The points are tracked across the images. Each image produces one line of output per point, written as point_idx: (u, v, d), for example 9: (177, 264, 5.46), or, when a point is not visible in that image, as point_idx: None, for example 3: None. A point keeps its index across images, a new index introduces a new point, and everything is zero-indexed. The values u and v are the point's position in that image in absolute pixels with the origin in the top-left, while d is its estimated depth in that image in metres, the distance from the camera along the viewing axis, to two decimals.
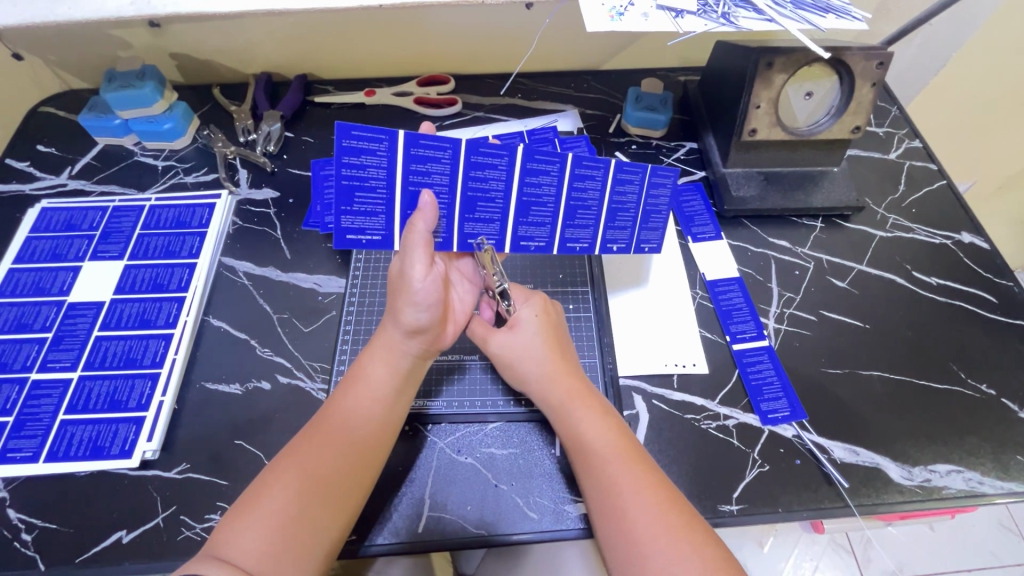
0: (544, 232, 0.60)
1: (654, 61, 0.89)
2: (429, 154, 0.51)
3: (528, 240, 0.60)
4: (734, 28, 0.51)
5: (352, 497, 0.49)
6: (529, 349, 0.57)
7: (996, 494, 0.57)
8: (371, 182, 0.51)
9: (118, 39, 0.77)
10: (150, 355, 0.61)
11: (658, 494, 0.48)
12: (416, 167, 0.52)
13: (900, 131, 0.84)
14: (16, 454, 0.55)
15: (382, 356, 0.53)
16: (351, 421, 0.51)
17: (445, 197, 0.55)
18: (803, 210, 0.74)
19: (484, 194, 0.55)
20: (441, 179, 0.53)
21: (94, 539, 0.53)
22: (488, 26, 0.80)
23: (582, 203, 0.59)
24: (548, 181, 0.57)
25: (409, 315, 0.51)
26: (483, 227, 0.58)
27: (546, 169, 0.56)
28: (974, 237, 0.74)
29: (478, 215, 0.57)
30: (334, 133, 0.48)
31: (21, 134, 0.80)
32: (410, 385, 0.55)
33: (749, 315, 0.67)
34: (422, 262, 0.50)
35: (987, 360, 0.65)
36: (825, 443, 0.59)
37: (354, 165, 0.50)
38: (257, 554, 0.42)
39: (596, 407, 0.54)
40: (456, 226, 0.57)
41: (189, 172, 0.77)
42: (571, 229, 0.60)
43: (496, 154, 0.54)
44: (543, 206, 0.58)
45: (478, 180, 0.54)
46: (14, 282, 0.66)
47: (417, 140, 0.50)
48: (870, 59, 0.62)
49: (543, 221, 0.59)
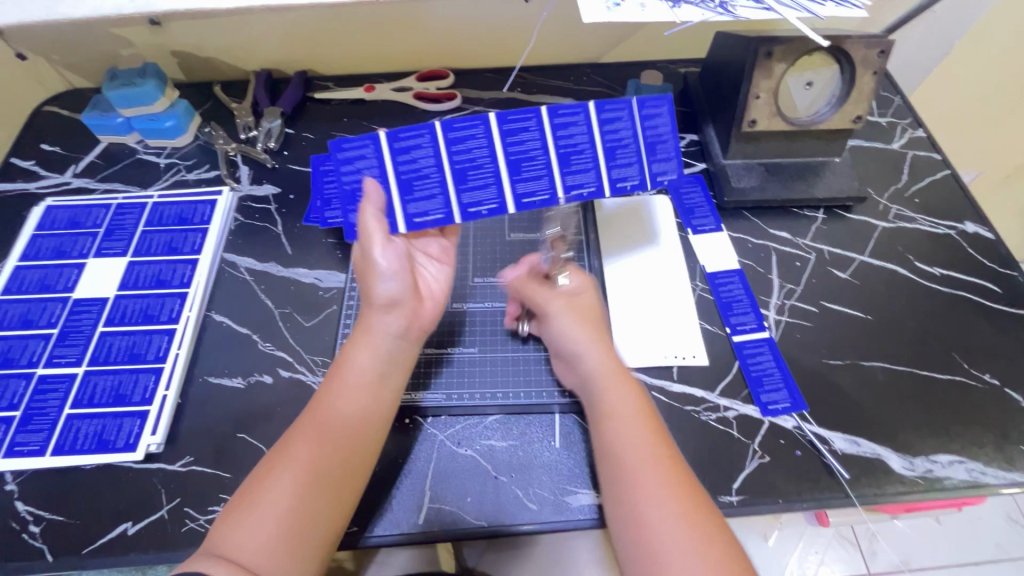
0: (591, 177, 0.55)
1: (653, 53, 0.89)
2: (465, 133, 0.52)
3: (578, 189, 0.55)
4: (732, 17, 0.51)
5: (348, 492, 0.49)
6: (591, 313, 0.59)
7: (1000, 484, 0.57)
8: (479, 159, 0.53)
9: (120, 38, 0.78)
10: (153, 349, 0.62)
11: (679, 490, 0.47)
12: (455, 149, 0.52)
13: (903, 121, 0.84)
14: (24, 447, 0.56)
15: (362, 343, 0.52)
16: (341, 412, 0.50)
17: (491, 165, 0.53)
18: (804, 200, 0.73)
19: (526, 155, 0.53)
20: (482, 153, 0.53)
21: (100, 531, 0.54)
22: (487, 19, 0.80)
23: (618, 142, 0.55)
24: (580, 129, 0.54)
25: (380, 287, 0.53)
26: (535, 184, 0.54)
27: (574, 119, 0.53)
28: (978, 226, 0.73)
29: (526, 174, 0.54)
30: (382, 140, 0.51)
31: (26, 134, 0.81)
32: (397, 369, 0.54)
33: (750, 307, 0.67)
34: (380, 238, 0.52)
35: (990, 349, 0.64)
36: (826, 434, 0.59)
37: (405, 159, 0.52)
38: (253, 551, 0.43)
39: (633, 393, 0.54)
40: (508, 189, 0.54)
41: (191, 169, 0.78)
42: (615, 169, 0.55)
43: (524, 117, 0.53)
44: (582, 153, 0.54)
45: (515, 144, 0.53)
46: (20, 279, 0.67)
47: (450, 124, 0.52)
48: (870, 47, 0.62)
49: (587, 166, 0.55)
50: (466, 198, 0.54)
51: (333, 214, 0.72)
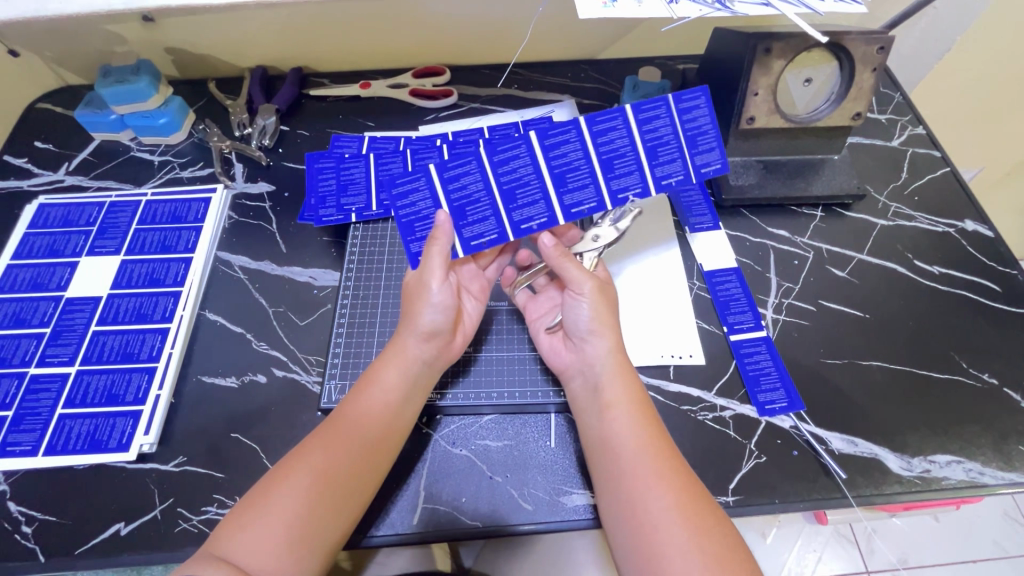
0: (636, 178, 0.57)
1: (651, 49, 0.88)
2: (509, 154, 0.55)
3: (624, 191, 0.57)
4: (730, 13, 0.50)
5: (354, 501, 0.48)
6: (613, 302, 0.57)
7: (998, 485, 0.56)
8: (524, 177, 0.56)
9: (113, 34, 0.77)
10: (146, 349, 0.62)
11: (679, 499, 0.46)
12: (502, 171, 0.56)
13: (904, 118, 0.83)
14: (16, 448, 0.56)
15: (395, 363, 0.54)
16: (360, 420, 0.50)
17: (536, 181, 0.56)
18: (803, 197, 0.72)
19: (569, 166, 0.56)
20: (527, 171, 0.56)
21: (92, 532, 0.53)
22: (483, 16, 0.79)
23: (658, 140, 0.56)
24: (619, 134, 0.55)
25: (426, 317, 0.54)
26: (582, 194, 0.57)
27: (611, 125, 0.55)
28: (978, 224, 0.73)
29: (572, 185, 0.56)
30: (433, 173, 0.55)
31: (19, 131, 0.80)
32: (420, 390, 0.55)
33: (747, 306, 0.67)
34: (438, 271, 0.55)
35: (989, 348, 0.64)
36: (823, 434, 0.59)
37: (454, 186, 0.55)
38: (258, 553, 0.43)
39: (633, 387, 0.53)
40: (555, 202, 0.57)
41: (185, 167, 0.77)
42: (658, 167, 0.56)
43: (564, 130, 0.55)
44: (626, 156, 0.56)
45: (558, 157, 0.55)
46: (13, 277, 0.66)
47: (494, 147, 0.55)
48: (870, 44, 0.61)
49: (631, 168, 0.56)
50: (518, 215, 0.57)
51: (327, 212, 0.71)
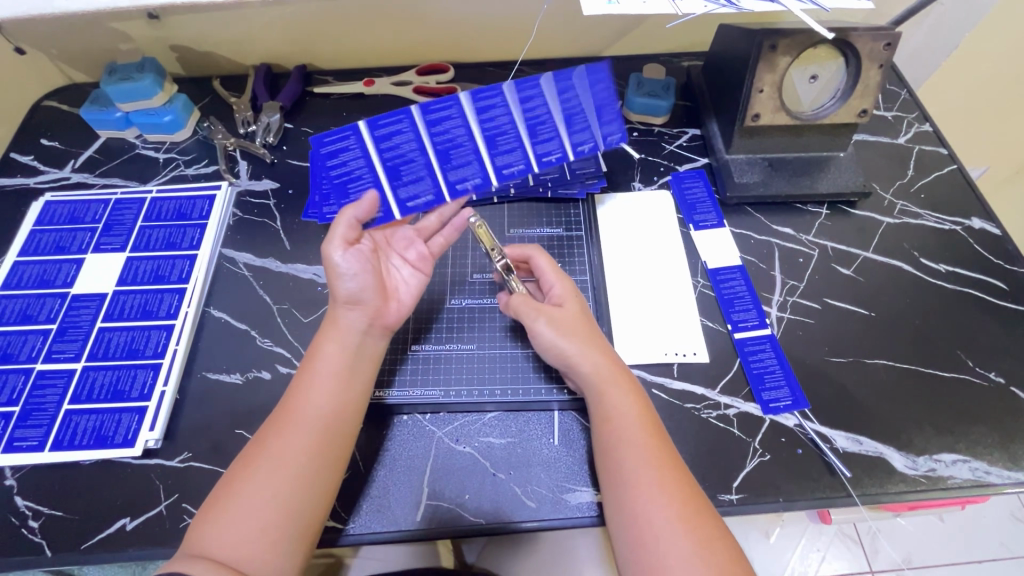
0: (557, 146, 0.67)
1: (656, 46, 0.88)
2: (440, 116, 0.65)
3: (547, 156, 0.67)
4: (735, 9, 0.49)
5: (320, 491, 0.48)
6: (583, 319, 0.58)
7: (1004, 484, 0.56)
8: (457, 138, 0.65)
9: (119, 32, 0.77)
10: (152, 345, 0.62)
11: (681, 508, 0.46)
12: (436, 133, 0.65)
13: (910, 115, 0.82)
14: (23, 443, 0.56)
15: (331, 336, 0.53)
16: (323, 403, 0.50)
17: (468, 143, 0.66)
18: (809, 195, 0.72)
19: (497, 130, 0.66)
20: (458, 131, 0.65)
21: (99, 527, 0.54)
22: (488, 13, 0.79)
23: (573, 109, 0.66)
24: (537, 101, 0.65)
25: (339, 286, 0.55)
26: (511, 157, 0.67)
27: (531, 92, 0.65)
28: (985, 222, 0.72)
29: (501, 147, 0.66)
30: (365, 131, 0.64)
31: (25, 128, 0.80)
32: (365, 363, 0.54)
33: (752, 303, 0.66)
34: (339, 238, 0.55)
35: (996, 347, 0.63)
36: (828, 432, 0.59)
37: (388, 147, 0.65)
38: (239, 550, 0.43)
39: (632, 391, 0.53)
40: (489, 163, 0.67)
41: (190, 164, 0.77)
42: (574, 135, 0.67)
43: (493, 96, 0.65)
44: (546, 122, 0.66)
45: (487, 121, 0.66)
46: (20, 274, 0.67)
47: (427, 108, 0.65)
48: (877, 40, 0.60)
49: (551, 135, 0.67)
50: (453, 175, 0.66)
51: (330, 208, 0.68)
